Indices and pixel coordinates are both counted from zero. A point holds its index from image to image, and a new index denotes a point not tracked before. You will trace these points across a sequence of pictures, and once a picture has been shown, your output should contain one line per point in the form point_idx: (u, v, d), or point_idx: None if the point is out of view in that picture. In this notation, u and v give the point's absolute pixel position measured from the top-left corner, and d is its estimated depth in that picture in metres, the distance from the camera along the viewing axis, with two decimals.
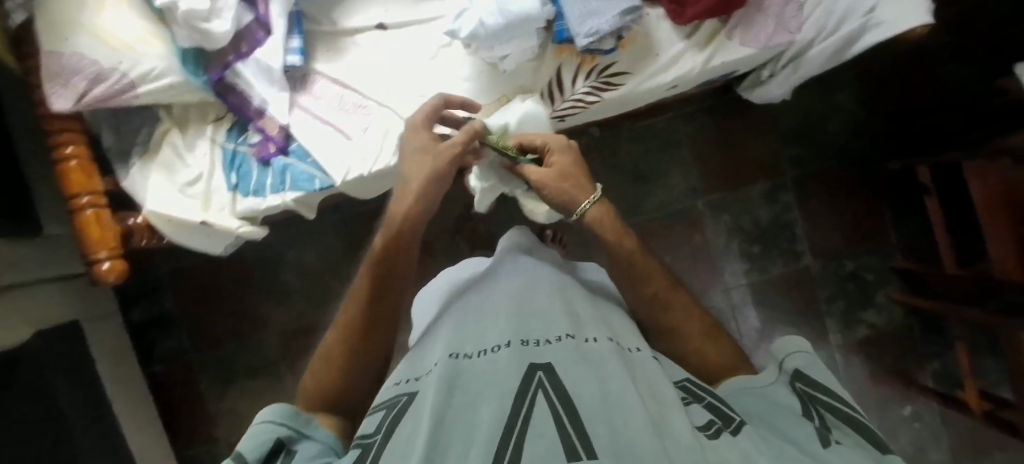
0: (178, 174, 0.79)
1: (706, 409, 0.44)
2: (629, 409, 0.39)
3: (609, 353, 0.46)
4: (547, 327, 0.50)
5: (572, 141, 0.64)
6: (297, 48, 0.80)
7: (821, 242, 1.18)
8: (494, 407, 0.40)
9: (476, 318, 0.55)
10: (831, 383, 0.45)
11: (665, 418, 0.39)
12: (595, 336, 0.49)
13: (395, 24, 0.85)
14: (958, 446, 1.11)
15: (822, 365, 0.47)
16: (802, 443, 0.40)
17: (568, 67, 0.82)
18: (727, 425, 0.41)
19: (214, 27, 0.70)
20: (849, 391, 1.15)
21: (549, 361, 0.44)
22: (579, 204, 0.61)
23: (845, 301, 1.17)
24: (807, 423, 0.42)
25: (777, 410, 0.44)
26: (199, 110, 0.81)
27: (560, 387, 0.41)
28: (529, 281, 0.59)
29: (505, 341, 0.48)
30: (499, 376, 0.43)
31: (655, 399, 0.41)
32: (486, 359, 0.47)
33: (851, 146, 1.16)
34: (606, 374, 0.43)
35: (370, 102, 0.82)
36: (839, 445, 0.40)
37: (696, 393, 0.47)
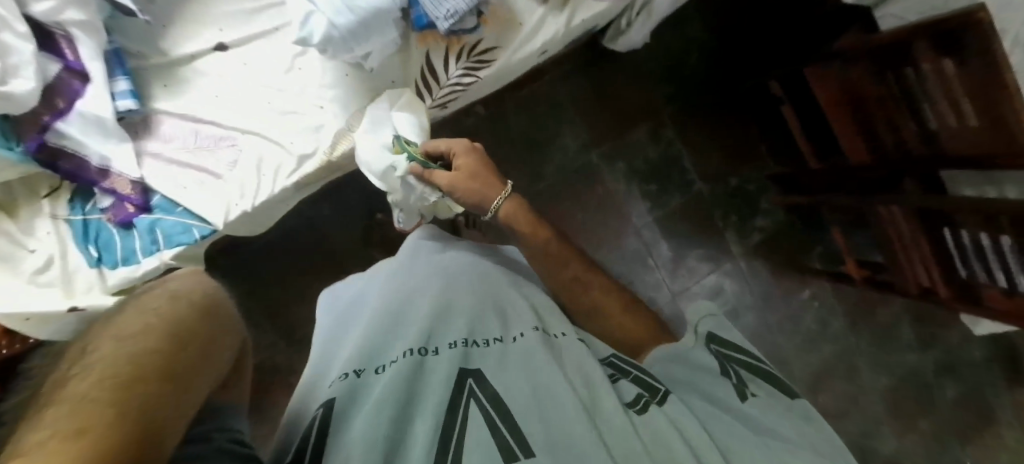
0: (22, 265, 0.68)
1: (633, 382, 0.52)
2: (559, 402, 0.46)
3: (534, 345, 0.53)
4: (475, 329, 0.56)
5: (476, 143, 0.71)
6: (126, 90, 0.70)
7: (706, 167, 1.26)
8: (431, 415, 0.45)
9: (396, 323, 0.58)
10: (735, 339, 0.57)
11: (595, 401, 0.47)
12: (521, 332, 0.56)
13: (237, 41, 0.76)
14: (854, 314, 1.26)
15: (727, 325, 0.59)
16: (724, 400, 0.51)
17: (436, 53, 0.79)
18: (654, 396, 0.50)
19: (15, 88, 0.60)
20: (759, 292, 1.26)
21: (479, 367, 0.51)
22: (495, 201, 0.69)
23: (738, 214, 1.27)
24: (726, 383, 0.52)
25: (701, 373, 0.54)
26: (27, 185, 0.70)
27: (491, 391, 0.47)
28: (449, 282, 0.63)
29: (434, 348, 0.53)
30: (431, 382, 0.49)
31: (584, 384, 0.49)
32: (416, 366, 0.51)
33: (710, 74, 1.25)
34: (535, 369, 0.50)
35: (234, 133, 0.74)
36: (755, 397, 0.51)
37: (624, 368, 0.55)
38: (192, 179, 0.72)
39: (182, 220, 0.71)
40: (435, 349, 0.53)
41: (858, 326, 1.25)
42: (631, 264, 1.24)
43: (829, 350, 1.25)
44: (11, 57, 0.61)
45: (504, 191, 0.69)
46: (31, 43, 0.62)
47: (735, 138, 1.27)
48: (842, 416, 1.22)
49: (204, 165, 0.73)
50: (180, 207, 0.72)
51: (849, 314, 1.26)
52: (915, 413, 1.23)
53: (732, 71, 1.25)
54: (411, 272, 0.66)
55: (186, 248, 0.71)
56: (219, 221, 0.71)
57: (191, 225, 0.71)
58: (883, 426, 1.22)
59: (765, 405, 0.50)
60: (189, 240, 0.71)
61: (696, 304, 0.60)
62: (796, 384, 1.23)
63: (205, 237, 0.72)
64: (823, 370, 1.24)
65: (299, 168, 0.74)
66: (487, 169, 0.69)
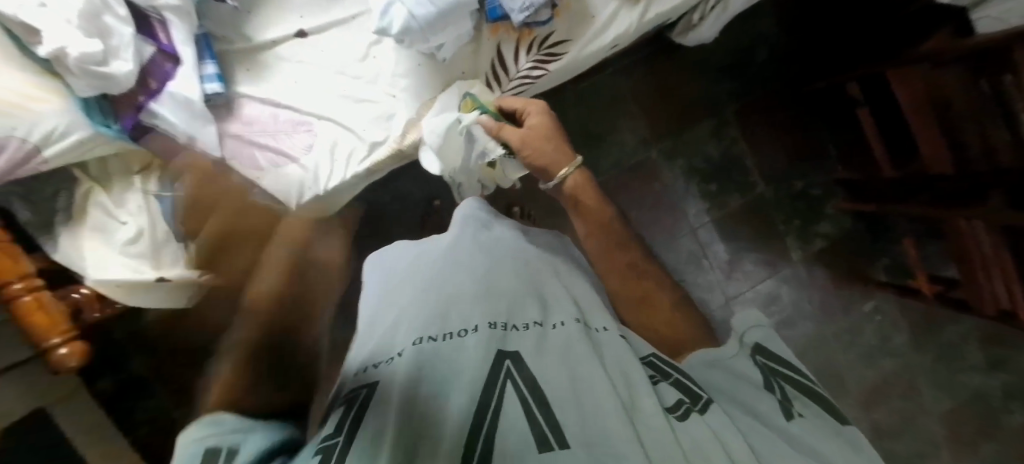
0: (114, 235, 0.72)
1: (672, 386, 0.47)
2: (599, 399, 0.42)
3: (575, 336, 0.47)
4: (515, 310, 0.51)
5: (550, 109, 0.72)
6: (213, 74, 0.74)
7: (769, 168, 1.22)
8: (467, 400, 0.42)
9: (434, 295, 0.53)
10: (782, 354, 0.53)
11: (635, 403, 0.43)
12: (561, 320, 0.50)
13: (315, 29, 0.78)
14: (918, 329, 1.20)
15: (776, 339, 0.54)
16: (764, 415, 0.46)
17: (506, 44, 0.79)
18: (694, 403, 0.45)
19: (115, 69, 0.63)
20: (817, 300, 1.22)
21: (518, 349, 0.46)
22: (563, 170, 0.68)
23: (800, 219, 1.22)
24: (770, 396, 0.47)
25: (742, 383, 0.49)
26: (121, 161, 0.74)
27: (530, 378, 0.43)
28: (491, 258, 0.58)
29: (472, 325, 0.48)
30: (468, 363, 0.45)
31: (624, 384, 0.44)
32: (454, 344, 0.47)
33: (780, 72, 1.20)
34: (575, 361, 0.45)
35: (309, 118, 0.77)
36: (802, 418, 0.45)
37: (663, 369, 0.49)
38: (270, 161, 0.75)
39: None
40: (474, 328, 0.48)
41: (922, 343, 1.20)
42: (685, 265, 1.21)
43: (887, 366, 1.20)
44: (113, 39, 0.64)
45: (573, 162, 0.69)
46: (129, 26, 0.66)
47: (803, 140, 1.22)
48: (897, 435, 1.17)
49: (282, 148, 0.75)
50: (258, 188, 0.75)
51: (913, 329, 1.20)
52: (977, 434, 1.15)
53: (804, 70, 1.20)
54: (454, 245, 0.61)
55: None
56: (293, 202, 0.73)
57: None
58: (942, 448, 1.16)
59: (812, 427, 0.44)
60: None
61: (743, 312, 0.56)
62: (850, 399, 1.19)
63: None
64: (880, 385, 1.19)
65: (370, 154, 0.76)
66: (559, 135, 0.70)
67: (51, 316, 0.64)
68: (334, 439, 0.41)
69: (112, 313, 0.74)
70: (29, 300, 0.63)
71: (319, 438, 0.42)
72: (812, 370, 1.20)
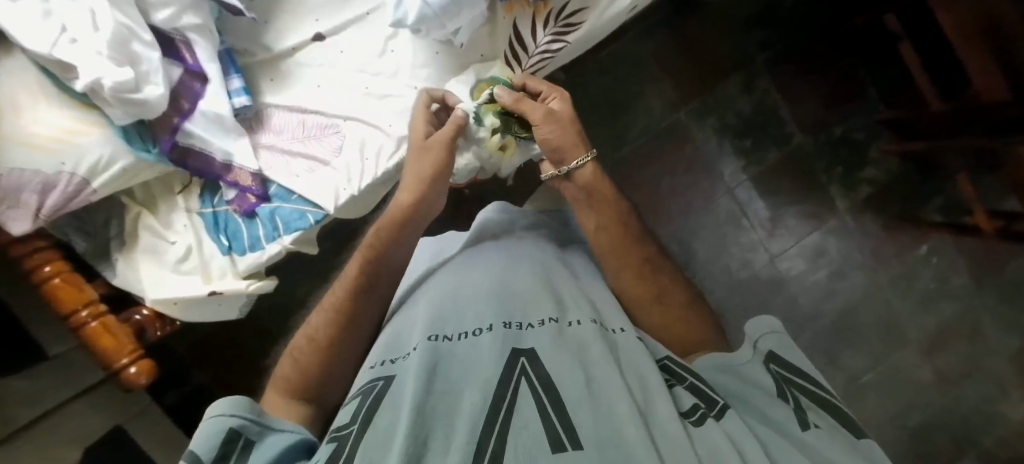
0: (166, 256, 0.74)
1: (689, 392, 0.46)
2: (613, 398, 0.41)
3: (591, 336, 0.47)
4: (530, 309, 0.51)
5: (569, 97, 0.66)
6: (240, 87, 0.75)
7: (805, 117, 1.17)
8: (477, 392, 0.41)
9: (451, 301, 0.54)
10: (799, 361, 0.50)
11: (650, 405, 0.42)
12: (578, 319, 0.50)
13: (331, 30, 0.78)
14: (979, 268, 1.14)
15: (790, 344, 0.51)
16: (778, 425, 0.44)
17: (523, 21, 0.77)
18: (711, 409, 0.44)
19: (148, 94, 0.65)
20: (868, 248, 1.18)
21: (532, 347, 0.46)
22: (573, 159, 0.63)
23: (842, 167, 1.18)
24: (783, 406, 0.45)
25: (756, 390, 0.47)
26: (163, 183, 0.76)
27: (543, 373, 0.43)
28: (508, 265, 0.59)
29: (487, 324, 0.49)
30: (483, 359, 0.45)
31: (640, 388, 0.43)
32: (468, 343, 0.47)
33: (809, 14, 1.15)
34: (589, 361, 0.44)
35: (336, 120, 0.77)
36: (818, 428, 0.43)
37: (678, 373, 0.48)
38: (303, 167, 0.77)
39: (298, 208, 0.76)
40: (489, 327, 0.48)
41: (984, 282, 1.14)
42: (725, 227, 1.18)
43: (948, 309, 1.15)
44: (143, 65, 0.65)
45: (585, 153, 0.63)
46: (156, 50, 0.67)
47: (840, 82, 1.16)
48: (963, 379, 1.13)
49: (313, 153, 0.76)
50: (295, 195, 0.76)
51: (973, 268, 1.15)
52: None
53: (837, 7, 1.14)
54: (474, 256, 0.62)
55: (302, 233, 0.76)
56: (331, 205, 0.74)
57: (306, 211, 0.75)
58: (1016, 389, 1.11)
59: (825, 443, 0.42)
60: (305, 225, 0.75)
61: (755, 319, 0.53)
62: (910, 346, 1.15)
63: (318, 222, 0.76)
64: (941, 330, 1.15)
65: (399, 149, 0.76)
66: (576, 125, 0.63)
67: (117, 337, 0.68)
68: (348, 430, 0.41)
69: (172, 329, 0.78)
70: (97, 325, 0.67)
71: (332, 428, 0.43)
72: (867, 320, 1.16)
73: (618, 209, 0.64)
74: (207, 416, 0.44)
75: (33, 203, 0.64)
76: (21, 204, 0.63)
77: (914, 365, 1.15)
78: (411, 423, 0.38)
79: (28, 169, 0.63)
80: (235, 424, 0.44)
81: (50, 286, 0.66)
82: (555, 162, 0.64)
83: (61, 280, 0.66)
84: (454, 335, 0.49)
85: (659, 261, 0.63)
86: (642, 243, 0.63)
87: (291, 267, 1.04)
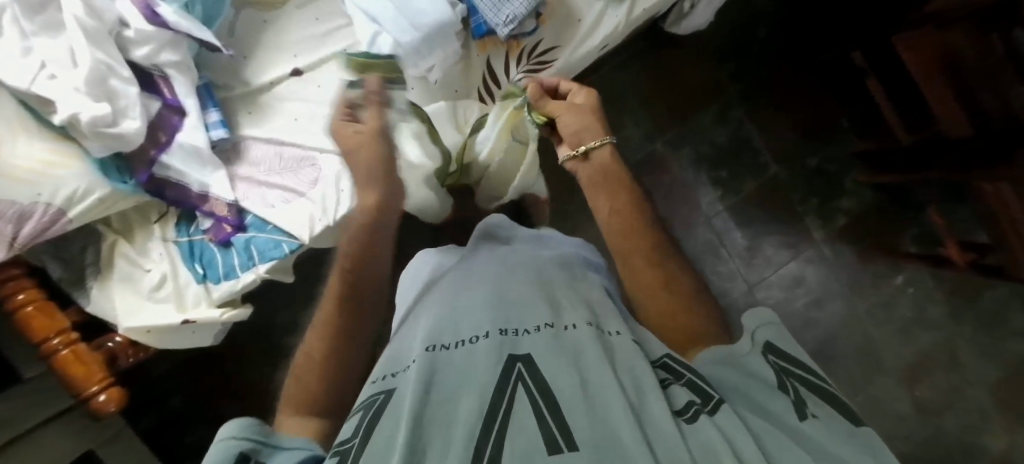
0: (141, 283, 0.75)
1: (686, 388, 0.43)
2: (610, 399, 0.40)
3: (587, 339, 0.46)
4: (527, 314, 0.51)
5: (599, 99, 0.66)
6: (217, 120, 0.76)
7: (780, 148, 1.20)
8: (474, 401, 0.40)
9: (449, 311, 0.54)
10: (800, 356, 0.46)
11: (645, 405, 0.40)
12: (574, 322, 0.49)
13: (310, 66, 0.81)
14: (955, 297, 1.16)
15: (791, 339, 0.48)
16: (776, 418, 0.41)
17: (497, 57, 0.80)
18: (705, 404, 0.41)
19: (125, 128, 0.66)
20: (844, 277, 1.19)
21: (528, 352, 0.45)
22: (591, 140, 0.62)
23: (817, 197, 1.20)
24: (783, 397, 0.42)
25: (754, 383, 0.44)
26: (140, 212, 0.78)
27: (539, 379, 0.42)
28: (508, 272, 0.59)
29: (483, 332, 0.48)
30: (478, 367, 0.44)
31: (633, 384, 0.42)
32: (465, 351, 0.47)
33: (780, 48, 1.19)
34: (584, 364, 0.43)
35: (312, 152, 0.79)
36: (816, 418, 0.40)
37: (677, 371, 0.45)
38: (280, 198, 0.78)
39: (272, 237, 0.77)
40: (485, 335, 0.48)
41: (960, 312, 1.15)
42: (703, 255, 1.19)
43: (925, 339, 1.16)
44: (121, 100, 0.67)
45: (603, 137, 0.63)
46: (135, 85, 0.68)
47: (812, 116, 1.19)
48: (942, 408, 1.13)
49: (289, 184, 0.78)
50: (270, 225, 0.77)
51: (949, 299, 1.16)
52: None
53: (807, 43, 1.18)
54: (476, 265, 0.63)
55: (277, 262, 0.77)
56: (305, 235, 0.76)
57: (281, 240, 0.77)
58: (996, 419, 1.11)
59: (826, 432, 0.39)
60: (280, 255, 0.76)
61: (749, 311, 0.50)
62: (888, 375, 1.16)
63: (293, 251, 0.77)
64: (918, 360, 1.16)
65: None
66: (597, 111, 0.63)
67: (88, 366, 0.69)
68: (349, 444, 0.41)
69: (145, 355, 0.79)
70: (68, 353, 0.68)
71: (335, 442, 0.42)
72: (845, 349, 1.17)
73: (631, 203, 0.60)
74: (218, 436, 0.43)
75: (7, 233, 0.64)
76: None
77: (892, 395, 1.15)
78: (406, 436, 0.38)
79: (4, 200, 0.63)
80: (245, 445, 0.43)
81: (22, 314, 0.67)
82: (572, 144, 0.64)
83: (33, 308, 0.67)
84: (451, 344, 0.49)
85: (668, 255, 0.57)
86: (655, 236, 0.58)
87: (270, 293, 1.05)
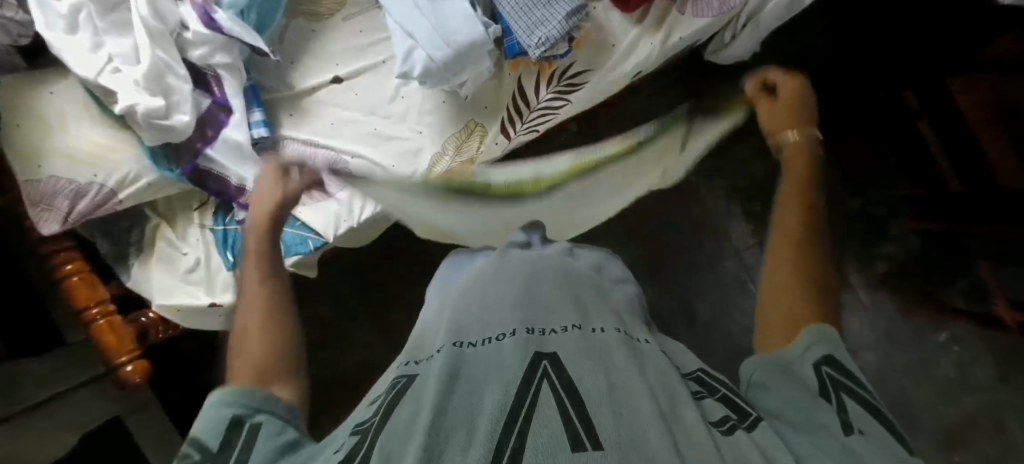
0: (178, 265, 0.80)
1: (719, 403, 0.42)
2: (637, 403, 0.39)
3: (614, 344, 0.46)
4: (552, 315, 0.50)
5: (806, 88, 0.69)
6: (260, 120, 0.82)
7: (821, 186, 1.15)
8: (498, 393, 0.40)
9: (476, 304, 0.53)
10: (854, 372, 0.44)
11: (674, 411, 0.39)
12: (602, 327, 0.49)
13: (350, 74, 0.86)
14: (1004, 362, 1.07)
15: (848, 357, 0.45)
16: (821, 429, 0.38)
17: (528, 78, 0.83)
18: (742, 420, 0.40)
19: (176, 122, 0.72)
20: (881, 327, 1.12)
21: (555, 351, 0.44)
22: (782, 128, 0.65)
23: (859, 240, 1.13)
24: (827, 408, 0.40)
25: (797, 392, 0.42)
26: (183, 199, 0.83)
27: (565, 375, 0.41)
28: (535, 267, 0.58)
29: (510, 330, 0.48)
30: (504, 364, 0.43)
31: (664, 393, 0.41)
32: (492, 348, 0.46)
33: (828, 85, 1.14)
34: (612, 368, 0.43)
35: (345, 156, 0.82)
36: (862, 435, 0.38)
37: (710, 385, 0.45)
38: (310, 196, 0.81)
39: (301, 233, 0.81)
40: (511, 333, 0.47)
41: (1009, 377, 1.06)
42: (729, 290, 1.14)
43: (970, 403, 1.07)
44: (175, 96, 0.73)
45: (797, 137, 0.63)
46: (188, 83, 0.74)
47: (855, 157, 1.14)
48: None
49: None
50: (300, 222, 0.81)
51: (998, 361, 1.07)
52: None
53: (855, 82, 1.14)
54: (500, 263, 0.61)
55: (302, 256, 0.81)
56: (330, 233, 0.81)
57: (308, 237, 0.81)
58: None
59: (871, 449, 0.36)
60: (305, 250, 0.81)
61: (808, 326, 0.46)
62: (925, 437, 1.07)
63: (318, 248, 0.82)
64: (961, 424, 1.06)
65: None
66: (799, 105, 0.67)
67: (120, 337, 0.74)
68: (372, 424, 0.41)
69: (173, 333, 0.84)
70: (104, 323, 0.73)
71: (357, 424, 0.42)
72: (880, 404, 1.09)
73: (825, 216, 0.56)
74: (212, 401, 0.43)
75: (64, 208, 0.71)
76: (53, 208, 0.70)
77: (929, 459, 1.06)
78: (431, 421, 0.38)
79: (65, 178, 0.71)
80: (239, 408, 0.42)
81: (69, 283, 0.73)
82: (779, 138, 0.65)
83: (78, 278, 0.73)
84: (479, 342, 0.48)
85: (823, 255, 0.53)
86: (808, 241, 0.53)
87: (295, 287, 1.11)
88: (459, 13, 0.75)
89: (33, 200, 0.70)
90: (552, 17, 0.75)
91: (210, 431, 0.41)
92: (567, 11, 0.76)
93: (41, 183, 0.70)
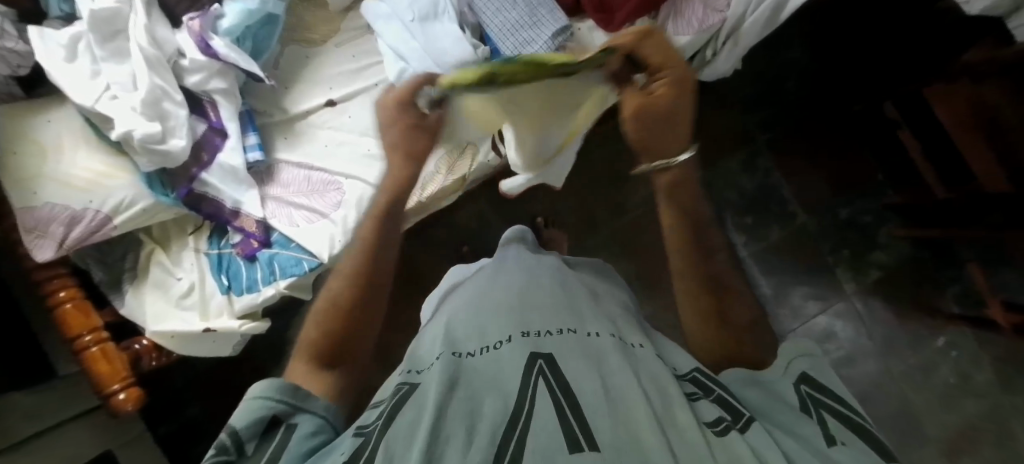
0: (171, 290, 0.80)
1: (713, 403, 0.41)
2: (632, 405, 0.39)
3: (609, 346, 0.46)
4: (548, 319, 0.50)
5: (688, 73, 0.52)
6: (254, 144, 0.83)
7: (808, 197, 1.16)
8: (498, 400, 0.40)
9: (470, 313, 0.53)
10: (836, 387, 0.44)
11: (670, 414, 0.39)
12: (596, 330, 0.49)
13: (343, 97, 0.88)
14: (1003, 366, 1.06)
15: (830, 371, 0.45)
16: (804, 441, 0.39)
17: None
18: (736, 422, 0.39)
19: (171, 146, 0.73)
20: (878, 336, 1.11)
21: (551, 353, 0.45)
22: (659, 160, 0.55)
23: (849, 248, 1.14)
24: (808, 421, 0.41)
25: (777, 403, 0.43)
26: (177, 224, 0.83)
27: (561, 377, 0.42)
28: (533, 276, 0.58)
29: (506, 336, 0.48)
30: (504, 370, 0.43)
31: (658, 394, 0.41)
32: (489, 355, 0.46)
33: (810, 99, 1.17)
34: (606, 369, 0.43)
35: (338, 178, 0.84)
36: (844, 446, 0.38)
37: (705, 385, 0.44)
38: (304, 217, 0.83)
39: (295, 254, 0.81)
40: (507, 339, 0.47)
41: (1009, 382, 1.06)
42: None
43: (972, 409, 1.06)
44: (171, 121, 0.74)
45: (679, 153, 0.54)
46: (184, 108, 0.76)
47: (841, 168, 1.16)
48: None
49: (315, 206, 0.83)
50: (294, 243, 0.82)
51: (997, 366, 1.06)
52: None
53: (836, 95, 1.17)
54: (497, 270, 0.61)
55: (297, 278, 0.81)
56: (325, 253, 0.80)
57: (302, 258, 0.81)
58: None
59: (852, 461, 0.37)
60: (300, 271, 0.80)
61: (788, 341, 0.48)
62: (930, 445, 1.05)
63: (312, 269, 0.81)
64: (964, 430, 1.05)
65: None
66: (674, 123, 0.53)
67: (112, 364, 0.73)
68: (372, 428, 0.40)
69: (167, 360, 0.83)
70: (96, 350, 0.72)
71: (357, 425, 0.42)
72: (882, 413, 1.08)
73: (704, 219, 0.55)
74: (247, 395, 0.43)
75: (58, 235, 0.71)
76: (47, 234, 0.70)
77: None
78: (431, 425, 0.37)
79: (60, 204, 0.71)
80: (281, 405, 0.43)
81: (61, 310, 0.73)
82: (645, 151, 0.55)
83: (71, 305, 0.73)
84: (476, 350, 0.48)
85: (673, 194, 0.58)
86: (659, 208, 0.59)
87: (290, 312, 1.09)
88: (449, 35, 0.78)
89: (28, 227, 0.70)
90: (539, 37, 0.78)
91: (249, 422, 0.41)
92: (554, 30, 0.78)
93: (35, 209, 0.70)
